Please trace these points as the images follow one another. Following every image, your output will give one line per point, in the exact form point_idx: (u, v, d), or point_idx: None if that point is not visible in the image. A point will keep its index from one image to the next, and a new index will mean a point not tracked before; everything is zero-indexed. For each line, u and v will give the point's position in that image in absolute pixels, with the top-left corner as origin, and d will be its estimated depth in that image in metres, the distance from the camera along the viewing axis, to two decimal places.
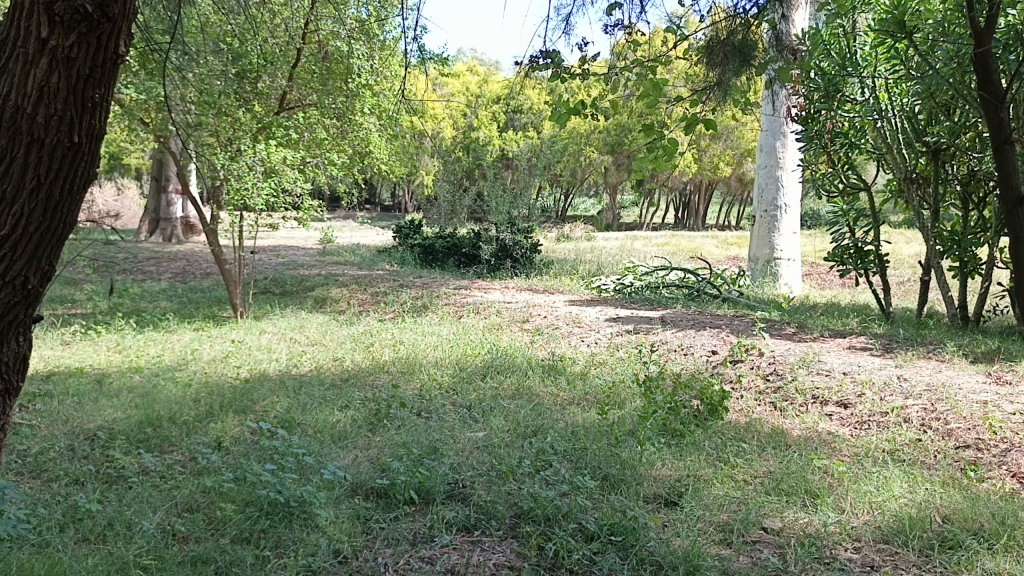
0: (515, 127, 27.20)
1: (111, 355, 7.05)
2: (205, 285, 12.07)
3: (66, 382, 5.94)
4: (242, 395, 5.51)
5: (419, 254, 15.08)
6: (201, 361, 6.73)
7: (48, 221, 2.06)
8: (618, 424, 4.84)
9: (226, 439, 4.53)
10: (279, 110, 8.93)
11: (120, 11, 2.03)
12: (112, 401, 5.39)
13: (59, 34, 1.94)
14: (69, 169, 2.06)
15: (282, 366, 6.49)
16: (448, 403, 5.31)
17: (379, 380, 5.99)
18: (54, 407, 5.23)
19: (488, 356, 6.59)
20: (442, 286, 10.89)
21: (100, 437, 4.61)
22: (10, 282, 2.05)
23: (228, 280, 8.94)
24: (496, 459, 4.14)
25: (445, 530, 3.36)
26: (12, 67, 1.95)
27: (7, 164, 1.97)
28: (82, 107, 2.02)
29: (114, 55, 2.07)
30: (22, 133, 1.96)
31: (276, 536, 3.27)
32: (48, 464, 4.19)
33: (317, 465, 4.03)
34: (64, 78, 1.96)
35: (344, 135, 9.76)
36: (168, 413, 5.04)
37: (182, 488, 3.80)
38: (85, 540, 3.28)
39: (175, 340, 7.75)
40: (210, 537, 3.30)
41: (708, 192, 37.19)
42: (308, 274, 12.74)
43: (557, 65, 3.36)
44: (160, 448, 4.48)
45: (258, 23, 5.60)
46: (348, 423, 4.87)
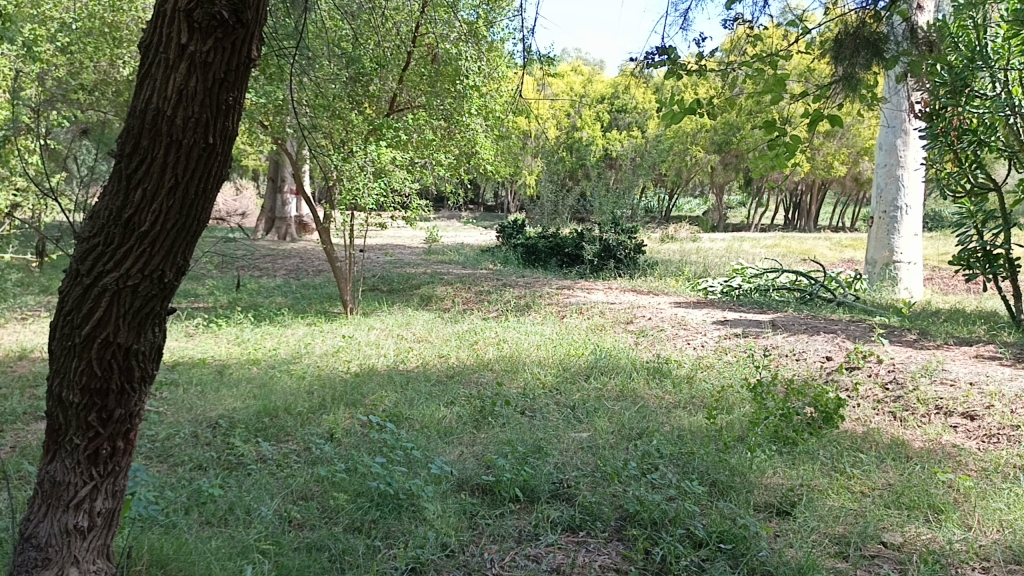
0: (620, 126, 26.90)
1: (231, 347, 7.39)
2: (317, 281, 12.49)
3: (190, 372, 6.28)
4: (353, 388, 5.68)
5: (522, 253, 15.20)
6: (314, 355, 6.97)
7: (184, 218, 2.17)
8: (727, 428, 4.73)
9: (338, 431, 4.68)
10: (390, 111, 9.30)
11: (253, 16, 2.08)
12: (231, 391, 5.66)
13: (197, 40, 2.00)
14: (205, 168, 2.14)
15: (390, 363, 6.63)
16: (552, 402, 5.31)
17: (483, 377, 6.05)
18: (179, 395, 5.54)
19: (592, 356, 6.58)
20: (544, 286, 10.93)
21: (222, 425, 4.84)
22: (147, 275, 2.18)
23: (339, 278, 9.21)
24: (601, 460, 4.12)
25: (551, 530, 3.36)
26: (155, 72, 2.04)
27: (149, 163, 2.08)
28: (217, 110, 2.09)
29: (248, 59, 2.13)
30: (161, 134, 2.06)
31: (386, 527, 3.35)
32: (174, 449, 4.44)
33: (425, 460, 4.12)
34: (201, 81, 2.03)
35: (451, 135, 9.81)
36: (284, 404, 5.25)
37: (298, 477, 3.95)
38: (209, 522, 3.44)
39: (290, 334, 8.05)
40: (324, 524, 3.41)
41: (820, 193, 35.66)
42: (415, 272, 13.02)
43: (675, 61, 3.30)
44: (277, 437, 4.68)
45: (372, 30, 5.85)
46: (454, 419, 4.94)
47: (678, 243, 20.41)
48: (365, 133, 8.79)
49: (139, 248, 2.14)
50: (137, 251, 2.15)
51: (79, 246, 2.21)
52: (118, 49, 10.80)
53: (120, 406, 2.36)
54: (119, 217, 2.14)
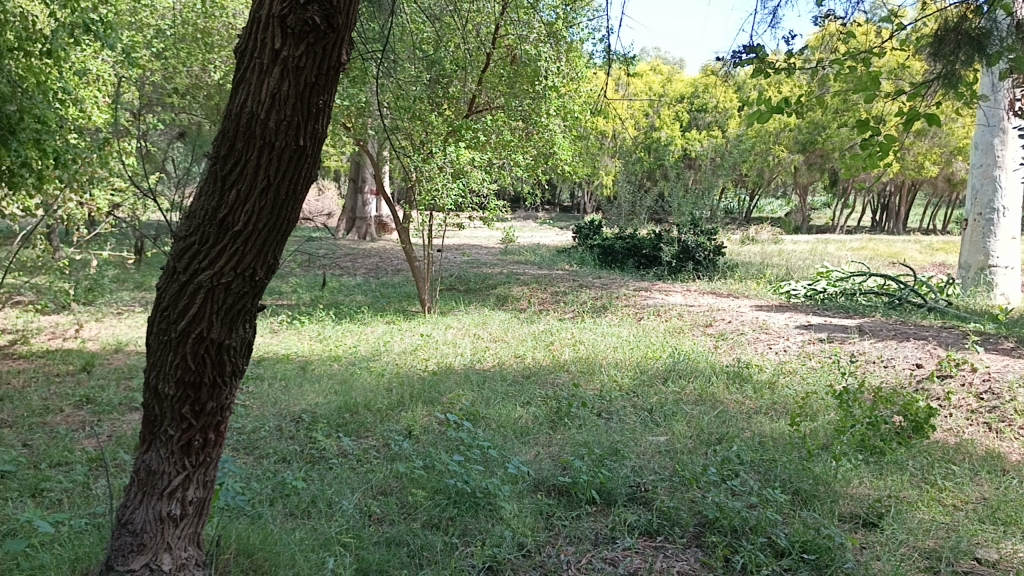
0: (699, 126, 26.47)
1: (313, 344, 7.58)
2: (396, 280, 12.69)
3: (275, 367, 6.47)
4: (431, 386, 5.75)
5: (598, 254, 15.14)
6: (393, 353, 7.09)
7: (275, 218, 2.23)
8: (811, 436, 4.61)
9: (416, 428, 4.75)
10: (469, 112, 9.38)
11: (344, 21, 2.12)
12: (314, 387, 5.80)
13: (290, 45, 2.05)
14: (295, 170, 2.20)
15: (467, 362, 6.69)
16: (629, 405, 5.27)
17: (560, 378, 6.05)
18: (265, 390, 5.71)
19: (671, 359, 6.49)
20: (621, 287, 10.85)
21: (304, 419, 4.97)
22: (240, 273, 2.26)
23: (417, 277, 9.35)
24: (679, 464, 4.07)
25: (628, 533, 3.34)
26: (250, 76, 2.10)
27: (243, 164, 2.15)
28: (308, 113, 2.15)
29: (338, 63, 2.17)
30: (255, 137, 2.13)
31: (464, 525, 3.39)
32: (259, 442, 4.58)
33: (501, 459, 4.14)
34: (294, 85, 2.08)
35: (528, 136, 9.82)
36: (364, 400, 5.36)
37: (377, 472, 4.02)
38: (293, 514, 3.53)
39: (369, 332, 8.21)
40: (403, 520, 3.46)
41: (910, 194, 34.36)
42: (491, 272, 13.10)
43: (763, 59, 3.23)
44: (358, 433, 4.77)
45: (452, 32, 5.90)
46: (530, 419, 4.95)
47: (759, 245, 19.98)
48: (445, 134, 8.89)
49: (233, 247, 2.22)
50: (230, 249, 2.22)
51: (175, 244, 2.30)
52: (209, 54, 11.19)
53: (212, 399, 2.45)
54: (214, 217, 2.22)
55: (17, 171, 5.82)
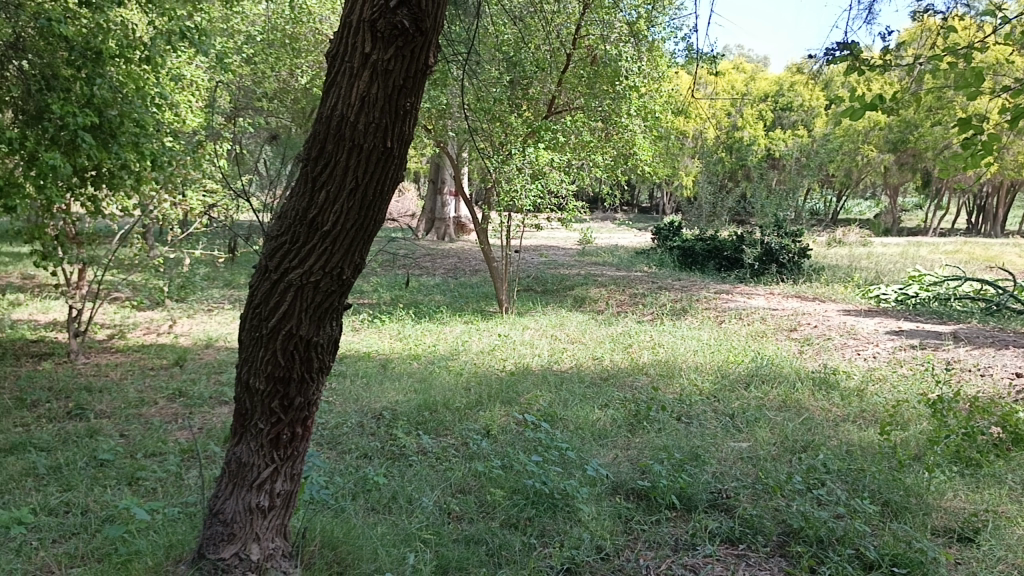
0: (783, 125, 25.83)
1: (393, 343, 7.70)
2: (474, 281, 12.80)
3: (357, 364, 6.60)
4: (508, 386, 5.78)
5: (678, 256, 14.95)
6: (471, 352, 7.15)
7: (363, 218, 2.27)
8: (902, 446, 4.44)
9: (494, 428, 4.78)
10: (548, 113, 9.39)
11: (432, 24, 2.14)
12: (394, 385, 5.90)
13: (379, 49, 2.09)
14: (382, 171, 2.24)
15: (544, 362, 6.70)
16: (710, 410, 5.18)
17: (638, 381, 5.99)
18: (347, 387, 5.84)
19: (753, 364, 6.36)
20: (702, 290, 10.68)
21: (385, 417, 5.05)
22: (328, 272, 2.31)
23: (496, 277, 9.41)
24: (762, 472, 3.98)
25: (709, 540, 3.29)
26: (341, 80, 2.15)
27: (333, 166, 2.20)
28: (396, 115, 2.18)
29: (425, 66, 2.19)
30: (345, 139, 2.18)
31: (542, 526, 3.39)
32: (341, 437, 4.68)
33: (580, 461, 4.12)
34: (382, 88, 2.12)
35: (608, 137, 9.76)
36: (443, 399, 5.42)
37: (456, 470, 4.06)
38: (374, 509, 3.60)
39: (448, 331, 8.30)
40: (482, 518, 3.49)
41: (1010, 194, 32.76)
42: (569, 273, 13.08)
43: (857, 56, 3.13)
44: (437, 431, 4.83)
45: (533, 32, 5.90)
46: (609, 422, 4.92)
47: (846, 247, 19.38)
48: (524, 135, 8.91)
49: (321, 247, 2.28)
50: (319, 249, 2.28)
51: (267, 243, 2.38)
52: (296, 59, 11.49)
53: (300, 395, 2.51)
54: (305, 217, 2.28)
55: (116, 173, 6.08)
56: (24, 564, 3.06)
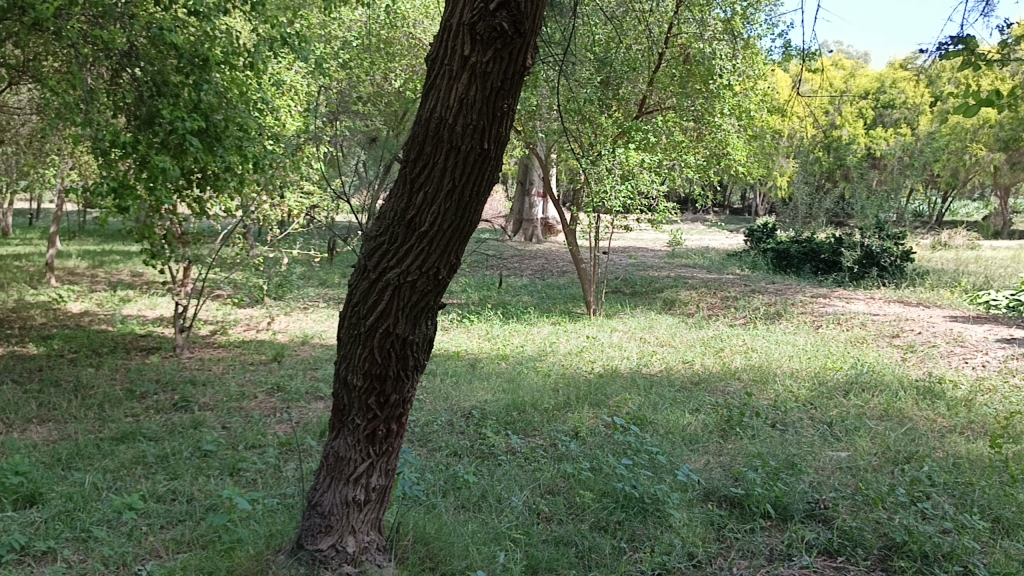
0: (884, 122, 24.85)
1: (482, 343, 7.77)
2: (562, 282, 12.78)
3: (446, 363, 6.69)
4: (597, 389, 5.74)
5: (772, 258, 14.58)
6: (559, 354, 7.15)
7: (459, 219, 2.30)
8: (1015, 460, 4.21)
9: (583, 430, 4.76)
10: (639, 113, 9.29)
11: (531, 26, 2.13)
12: (483, 384, 5.95)
13: (478, 51, 2.10)
14: (479, 173, 2.25)
15: (633, 365, 6.63)
16: (806, 417, 5.03)
17: (731, 386, 5.87)
18: (437, 385, 5.92)
19: (852, 371, 6.14)
20: (797, 294, 10.38)
21: (474, 416, 5.10)
22: (425, 272, 2.35)
23: (584, 279, 9.38)
24: (862, 483, 3.83)
25: (805, 551, 3.19)
26: (440, 83, 2.18)
27: (431, 168, 2.24)
28: (494, 117, 2.19)
29: (524, 68, 2.19)
30: (443, 141, 2.21)
31: (632, 530, 3.36)
32: (432, 434, 4.75)
33: (670, 466, 4.06)
34: (480, 90, 2.14)
35: (700, 137, 9.59)
36: (532, 399, 5.43)
37: (545, 471, 4.06)
38: (464, 506, 3.63)
39: (536, 332, 8.32)
40: (571, 520, 3.48)
41: None
42: (658, 275, 12.91)
43: (973, 49, 3.00)
44: (525, 431, 4.85)
45: (624, 31, 5.85)
46: (700, 427, 4.83)
47: (953, 251, 18.50)
48: (614, 136, 8.84)
49: (419, 247, 2.32)
50: (417, 249, 2.32)
51: (367, 243, 2.43)
52: (390, 64, 11.74)
53: (395, 392, 2.56)
54: (403, 218, 2.32)
55: (221, 176, 6.33)
56: (135, 548, 3.22)
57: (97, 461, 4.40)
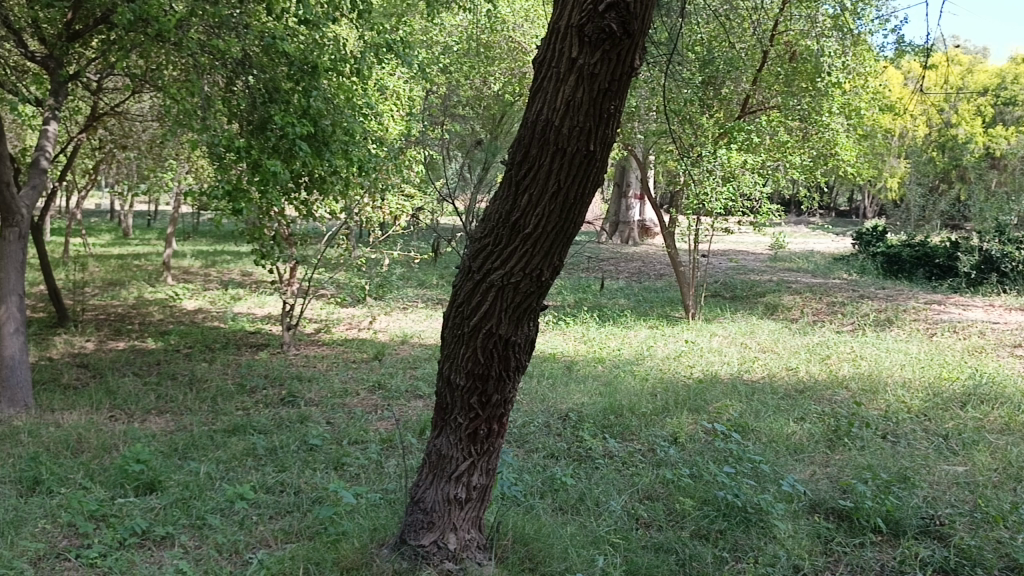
0: (1006, 120, 23.50)
1: (579, 345, 7.75)
2: (660, 285, 12.62)
3: (543, 365, 6.72)
4: (697, 394, 5.65)
5: (881, 262, 14.02)
6: (657, 358, 7.06)
7: (563, 221, 2.30)
8: None
9: (682, 435, 4.69)
10: (741, 113, 9.09)
11: (641, 26, 2.11)
12: (580, 387, 5.94)
13: (586, 53, 2.10)
14: (585, 175, 2.25)
15: (734, 371, 6.49)
16: (919, 429, 4.81)
17: (838, 395, 5.66)
18: (534, 386, 5.95)
19: (970, 381, 5.84)
20: (908, 300, 9.93)
21: (572, 418, 5.09)
22: (528, 273, 2.36)
23: (682, 282, 9.24)
24: (982, 500, 3.64)
25: (919, 569, 3.06)
26: (548, 85, 2.19)
27: (536, 170, 2.25)
28: (600, 119, 2.18)
29: (632, 69, 2.17)
30: (549, 143, 2.21)
31: (734, 539, 3.28)
32: (529, 436, 4.77)
33: (774, 475, 3.95)
34: (587, 92, 2.13)
35: (806, 137, 9.30)
36: (629, 403, 5.38)
37: (643, 476, 4.02)
38: (562, 508, 3.63)
39: (633, 336, 8.24)
40: (671, 527, 3.43)
41: None
42: (760, 279, 12.59)
43: None
44: (623, 435, 4.81)
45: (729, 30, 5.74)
46: (805, 436, 4.69)
47: None
48: (715, 137, 8.69)
49: (523, 248, 2.33)
50: (521, 251, 2.33)
51: (472, 244, 2.47)
52: (490, 67, 11.86)
53: (497, 392, 2.58)
54: (508, 219, 2.34)
55: (327, 179, 6.50)
56: (247, 536, 3.36)
57: (211, 452, 4.62)
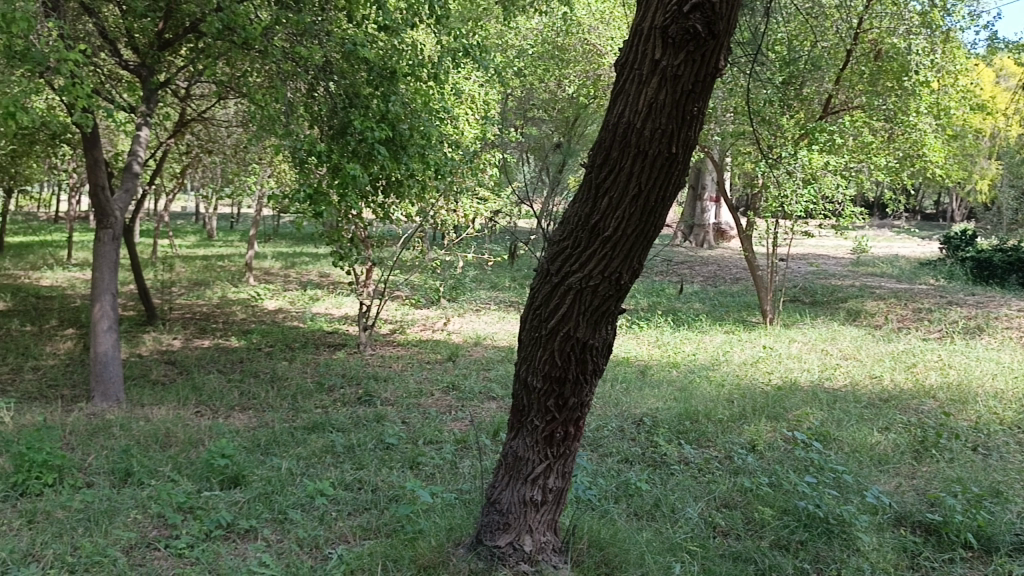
0: None
1: (653, 349, 7.68)
2: (736, 289, 12.39)
3: (617, 369, 6.67)
4: (775, 401, 5.52)
5: (970, 267, 13.46)
6: (733, 363, 6.94)
7: (644, 224, 2.28)
8: None
9: (760, 443, 4.60)
10: (823, 113, 8.84)
11: (726, 27, 2.08)
12: (654, 391, 5.88)
13: (669, 55, 2.08)
14: (666, 177, 2.23)
15: (814, 378, 6.32)
16: (1013, 442, 4.60)
17: (925, 405, 5.46)
18: (608, 390, 5.91)
19: None
20: (1001, 307, 9.51)
21: (646, 423, 5.05)
22: (607, 277, 2.35)
23: (760, 287, 9.05)
24: None
25: None
26: (630, 87, 2.18)
27: (617, 173, 2.24)
28: (683, 121, 2.16)
29: (717, 70, 2.14)
30: (631, 146, 2.20)
31: (816, 551, 3.20)
32: (603, 440, 4.75)
33: (858, 486, 3.84)
34: (670, 94, 2.11)
35: (892, 138, 9.00)
36: (705, 409, 5.30)
37: (720, 484, 3.95)
38: (637, 514, 3.60)
39: (708, 340, 8.12)
40: (750, 536, 3.37)
41: None
42: (841, 284, 12.23)
43: None
44: (699, 442, 4.73)
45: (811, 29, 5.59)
46: (890, 446, 4.54)
47: None
48: (796, 138, 8.50)
49: (603, 251, 2.32)
50: (601, 254, 2.33)
51: (550, 247, 2.48)
52: (564, 70, 11.83)
53: (574, 395, 2.57)
54: (588, 222, 2.34)
55: (404, 182, 6.60)
56: (327, 532, 3.43)
57: (292, 448, 4.74)
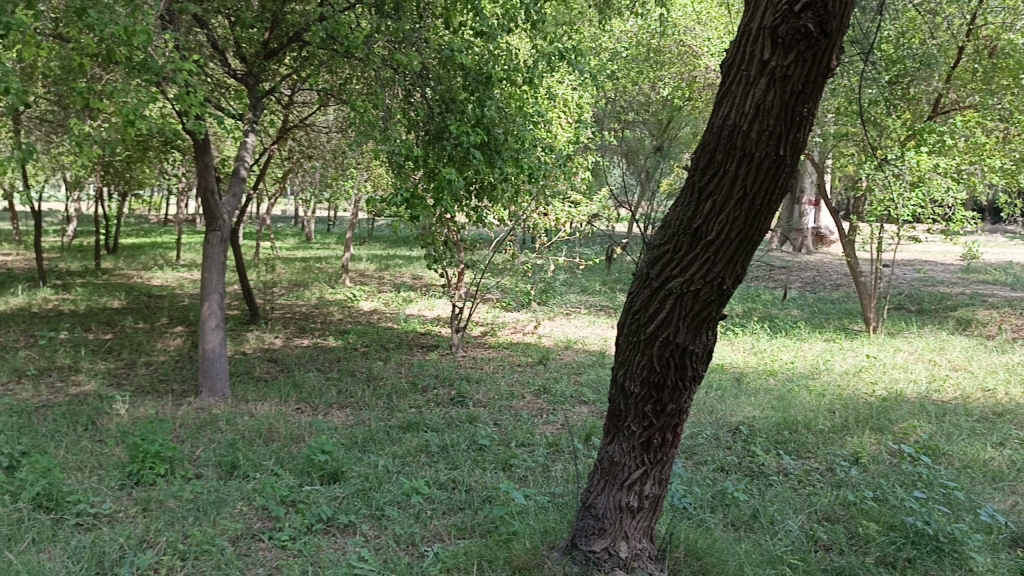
0: None
1: (748, 357, 7.50)
2: (836, 296, 11.99)
3: (712, 376, 6.55)
4: (879, 412, 5.32)
5: None
6: (834, 372, 6.72)
7: (748, 228, 2.23)
8: None
9: (864, 456, 4.43)
10: (933, 113, 8.46)
11: (839, 25, 2.02)
12: (751, 400, 5.74)
13: (779, 55, 2.04)
14: (772, 180, 2.18)
15: (922, 390, 6.06)
16: None
17: None
18: (702, 397, 5.81)
19: None
20: None
21: (743, 431, 4.94)
22: (709, 281, 2.31)
23: (863, 293, 8.73)
24: None
25: None
26: (737, 89, 2.15)
27: (722, 176, 2.21)
28: (792, 123, 2.10)
29: (829, 69, 2.08)
30: (736, 148, 2.16)
31: (925, 570, 3.06)
32: (698, 448, 4.67)
33: (971, 504, 3.65)
34: (779, 95, 2.07)
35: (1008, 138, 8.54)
36: (805, 419, 5.14)
37: (821, 496, 3.83)
38: (734, 524, 3.53)
39: (807, 348, 7.88)
40: (854, 551, 3.25)
41: None
42: (949, 291, 11.68)
43: None
44: (798, 452, 4.60)
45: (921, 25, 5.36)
46: (1005, 463, 4.31)
47: None
48: (903, 138, 8.19)
49: (705, 255, 2.29)
50: (703, 258, 2.29)
51: (651, 251, 2.46)
52: (658, 72, 11.70)
53: (672, 401, 2.54)
54: (690, 226, 2.31)
55: (498, 186, 6.66)
56: (422, 529, 3.50)
57: (388, 446, 4.84)
